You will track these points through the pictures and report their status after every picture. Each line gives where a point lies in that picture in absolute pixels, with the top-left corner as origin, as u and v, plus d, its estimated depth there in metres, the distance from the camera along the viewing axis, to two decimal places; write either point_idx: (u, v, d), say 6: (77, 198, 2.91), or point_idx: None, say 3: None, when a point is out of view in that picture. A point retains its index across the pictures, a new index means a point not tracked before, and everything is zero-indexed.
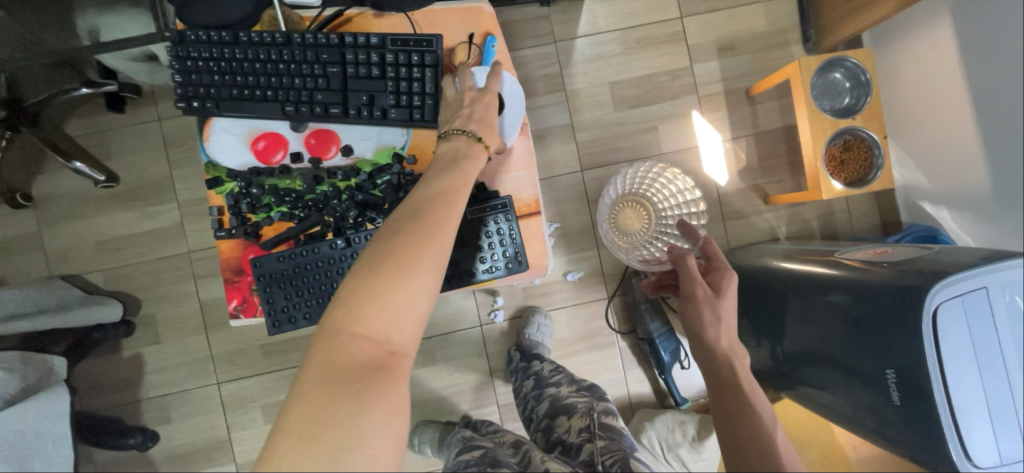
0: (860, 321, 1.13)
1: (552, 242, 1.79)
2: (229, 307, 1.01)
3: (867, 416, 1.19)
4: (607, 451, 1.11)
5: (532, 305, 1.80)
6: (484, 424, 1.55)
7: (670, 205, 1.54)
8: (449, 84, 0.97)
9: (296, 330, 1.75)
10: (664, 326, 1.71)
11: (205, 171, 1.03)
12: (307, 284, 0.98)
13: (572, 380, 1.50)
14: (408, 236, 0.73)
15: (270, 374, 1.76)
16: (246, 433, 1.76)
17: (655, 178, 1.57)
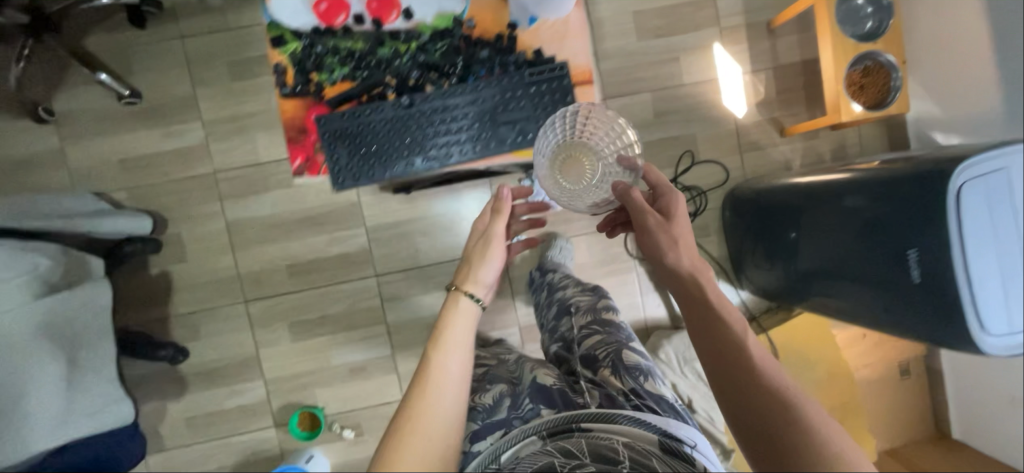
0: (879, 212, 1.25)
1: None
2: (296, 164, 1.73)
3: (884, 312, 1.31)
4: (602, 344, 1.26)
5: (553, 231, 1.84)
6: (496, 345, 1.59)
7: (605, 138, 1.33)
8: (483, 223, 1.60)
9: (324, 251, 1.79)
10: None
11: (271, 31, 1.67)
12: (375, 126, 1.61)
13: (573, 282, 1.57)
14: (410, 406, 0.96)
15: (296, 294, 1.80)
16: (274, 351, 1.80)
17: (586, 115, 1.34)
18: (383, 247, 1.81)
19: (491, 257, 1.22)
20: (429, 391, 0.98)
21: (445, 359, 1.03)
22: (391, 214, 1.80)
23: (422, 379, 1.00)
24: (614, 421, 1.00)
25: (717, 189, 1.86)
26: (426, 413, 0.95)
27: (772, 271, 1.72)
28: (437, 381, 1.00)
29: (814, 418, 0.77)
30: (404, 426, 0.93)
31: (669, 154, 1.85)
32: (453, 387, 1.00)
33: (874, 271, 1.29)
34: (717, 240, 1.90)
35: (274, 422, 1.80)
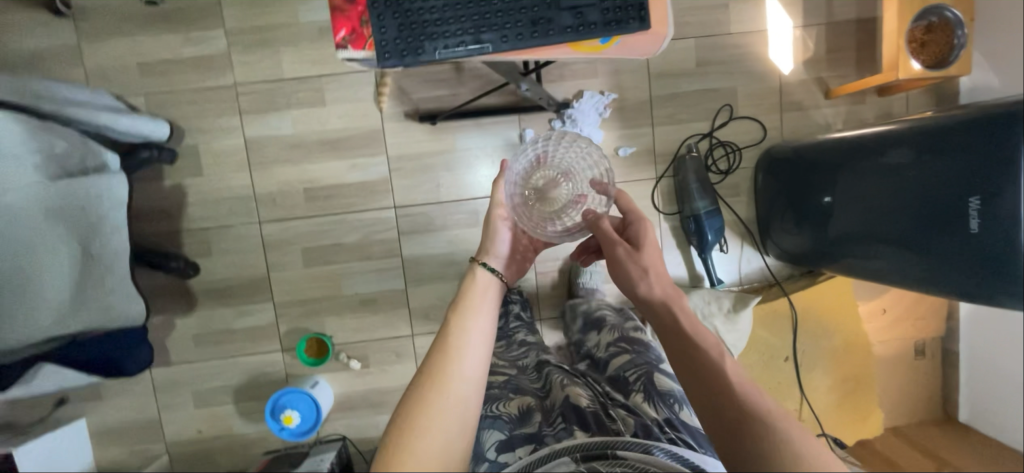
0: (937, 164, 1.28)
1: (607, 114, 1.74)
2: (338, 37, 1.03)
3: (922, 272, 1.35)
4: (632, 365, 1.21)
5: None
6: (516, 336, 1.47)
7: (592, 171, 1.05)
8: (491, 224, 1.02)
9: (343, 177, 1.74)
10: (712, 204, 1.71)
11: None
12: (422, 13, 1.02)
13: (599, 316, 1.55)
14: (430, 370, 0.83)
15: (312, 219, 1.75)
16: (285, 274, 1.77)
17: (571, 144, 1.05)
18: (403, 178, 1.75)
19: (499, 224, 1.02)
20: (452, 357, 0.84)
21: (475, 325, 0.89)
22: (413, 145, 1.74)
23: (445, 341, 0.86)
24: (650, 452, 0.82)
25: (752, 149, 1.79)
26: (448, 382, 0.81)
27: (799, 239, 1.67)
28: (463, 347, 0.85)
29: (804, 452, 0.67)
30: (424, 394, 0.80)
31: (708, 107, 1.77)
32: (480, 356, 0.86)
33: (925, 225, 1.31)
34: (746, 202, 1.83)
35: (282, 346, 1.79)
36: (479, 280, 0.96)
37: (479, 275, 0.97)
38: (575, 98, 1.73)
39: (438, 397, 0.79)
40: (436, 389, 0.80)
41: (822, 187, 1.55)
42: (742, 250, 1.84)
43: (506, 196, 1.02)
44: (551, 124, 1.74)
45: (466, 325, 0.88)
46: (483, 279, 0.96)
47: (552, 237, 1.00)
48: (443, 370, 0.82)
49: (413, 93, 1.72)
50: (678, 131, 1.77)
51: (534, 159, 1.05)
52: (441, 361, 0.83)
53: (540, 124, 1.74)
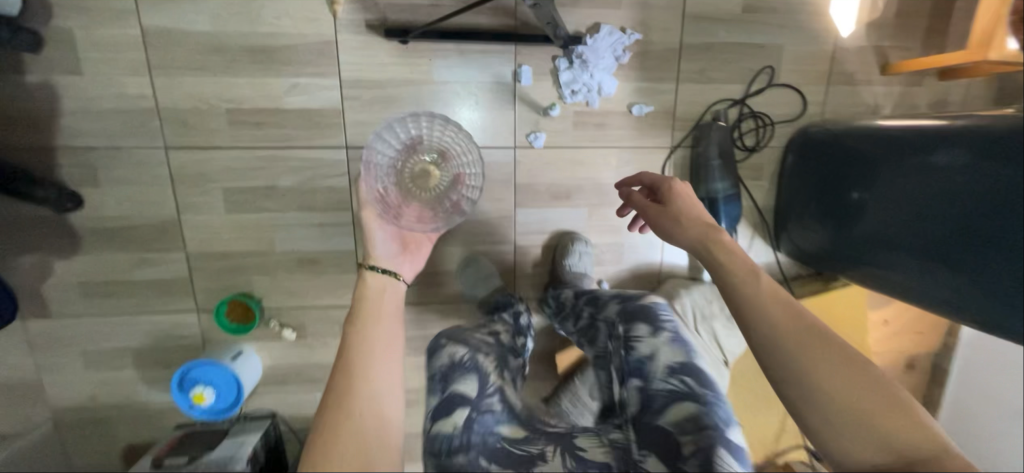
0: (1014, 172, 1.03)
1: (625, 59, 1.38)
2: None
3: (947, 290, 1.16)
4: (688, 430, 0.85)
5: (582, 136, 1.43)
6: (484, 334, 1.12)
7: (458, 153, 1.10)
8: (366, 237, 0.98)
9: (279, 100, 1.33)
10: (732, 188, 1.43)
11: None
12: None
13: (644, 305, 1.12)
14: (337, 394, 0.76)
15: (236, 152, 1.35)
16: (200, 218, 1.40)
17: (432, 128, 1.07)
18: (360, 112, 1.36)
19: (372, 227, 0.98)
20: (361, 375, 0.78)
21: (381, 336, 0.85)
22: (376, 69, 1.34)
23: (352, 360, 0.80)
24: None
25: (786, 125, 1.50)
26: (355, 403, 0.75)
27: (817, 236, 1.45)
28: (371, 362, 0.81)
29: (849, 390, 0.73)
30: (332, 424, 0.73)
31: (747, 66, 1.44)
32: (389, 370, 0.81)
33: (974, 244, 1.10)
34: (766, 190, 1.56)
35: (197, 306, 1.45)
36: (372, 283, 0.94)
37: (371, 281, 0.94)
38: (589, 33, 1.35)
39: (346, 421, 0.73)
40: (347, 411, 0.74)
41: (855, 181, 1.33)
42: (753, 242, 1.59)
43: (376, 197, 1.00)
44: (554, 63, 1.37)
45: (372, 338, 0.84)
46: (378, 281, 0.94)
47: (435, 225, 1.05)
48: (356, 393, 0.76)
49: None
50: (707, 92, 1.45)
51: (393, 150, 1.05)
52: (349, 383, 0.77)
53: (541, 61, 1.37)
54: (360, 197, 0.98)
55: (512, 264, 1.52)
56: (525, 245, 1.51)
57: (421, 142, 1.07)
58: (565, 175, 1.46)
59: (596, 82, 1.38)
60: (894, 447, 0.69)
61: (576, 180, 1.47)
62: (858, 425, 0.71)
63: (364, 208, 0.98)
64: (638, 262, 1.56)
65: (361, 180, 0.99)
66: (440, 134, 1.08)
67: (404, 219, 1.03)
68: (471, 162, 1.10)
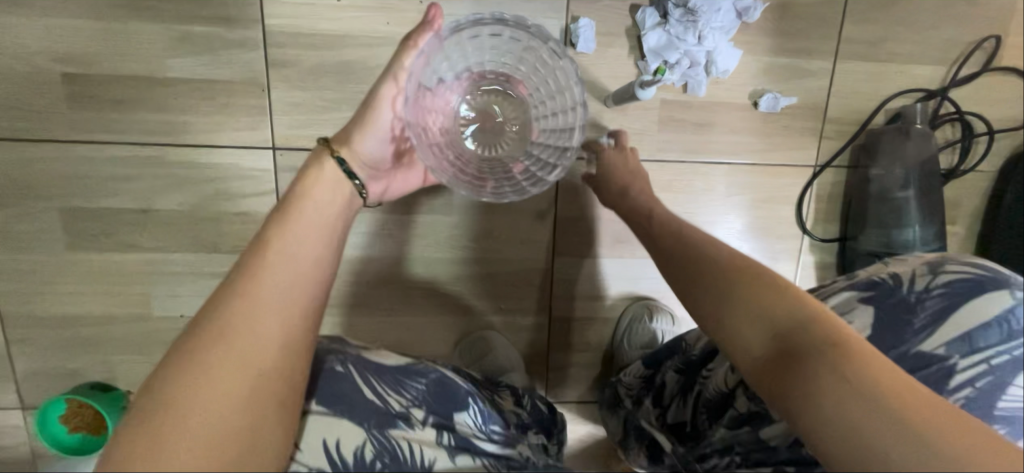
0: None
1: (757, 12, 0.80)
2: None
3: None
4: None
5: (671, 142, 0.86)
6: (415, 377, 0.53)
7: (550, 126, 0.65)
8: (365, 110, 0.60)
9: (156, 62, 0.76)
10: (932, 239, 0.86)
11: None
12: None
13: (965, 321, 0.54)
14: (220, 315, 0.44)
15: (82, 150, 0.79)
16: (22, 261, 0.82)
17: (540, 57, 0.63)
18: (297, 89, 0.79)
19: (383, 115, 0.59)
20: (264, 280, 0.47)
21: (306, 226, 0.52)
22: (327, 15, 0.77)
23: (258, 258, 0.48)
24: None
25: (1006, 136, 0.91)
26: (264, 304, 0.45)
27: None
28: (281, 261, 0.48)
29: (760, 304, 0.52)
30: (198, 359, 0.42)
31: (952, 35, 0.86)
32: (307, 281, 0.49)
33: None
34: (963, 241, 0.95)
35: (23, 403, 0.88)
36: (324, 171, 0.56)
37: (313, 180, 0.56)
38: None
39: (227, 353, 0.42)
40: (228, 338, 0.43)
41: None
42: None
43: (417, 87, 0.59)
44: (635, 16, 0.80)
45: (293, 233, 0.51)
46: (325, 183, 0.56)
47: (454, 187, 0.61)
48: (249, 312, 0.45)
49: None
50: (882, 77, 0.87)
51: (474, 68, 0.65)
52: (244, 291, 0.46)
53: (611, 10, 0.79)
54: (396, 64, 0.59)
55: (545, 346, 0.94)
56: (566, 318, 0.93)
57: (516, 65, 0.64)
58: None
59: (705, 52, 0.80)
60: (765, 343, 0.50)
61: None
62: (748, 311, 0.52)
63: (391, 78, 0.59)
64: None
65: (422, 41, 0.59)
66: (549, 64, 0.63)
67: (424, 145, 0.60)
68: (563, 128, 0.64)
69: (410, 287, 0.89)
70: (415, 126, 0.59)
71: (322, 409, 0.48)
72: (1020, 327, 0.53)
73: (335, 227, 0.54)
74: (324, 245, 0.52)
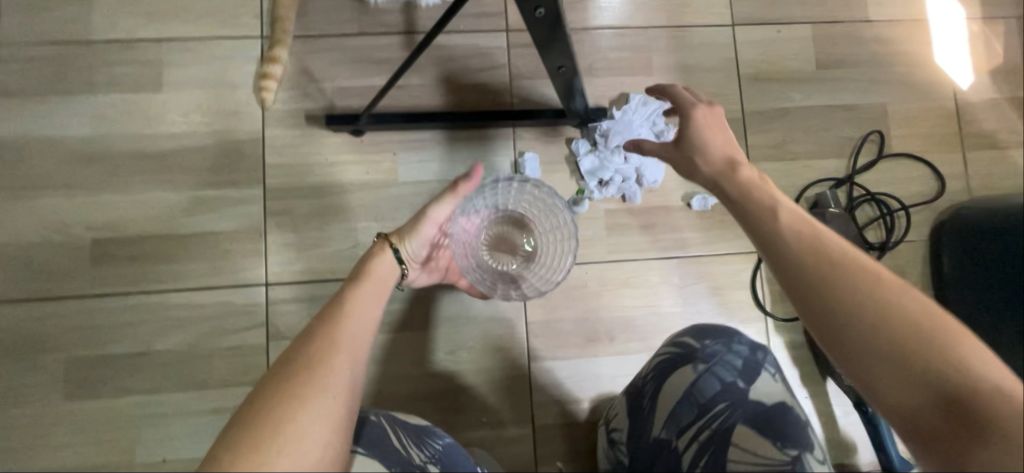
0: None
1: (670, 134, 0.97)
2: None
3: None
4: None
5: (621, 243, 0.96)
6: (434, 436, 0.57)
7: (551, 250, 0.78)
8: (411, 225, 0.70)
9: (172, 222, 0.90)
10: None
11: None
12: None
13: (670, 400, 0.60)
14: (303, 356, 0.53)
15: (94, 303, 0.88)
16: (18, 416, 0.86)
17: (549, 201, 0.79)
18: (290, 231, 0.92)
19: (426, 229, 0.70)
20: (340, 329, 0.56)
21: (370, 290, 0.63)
22: (318, 171, 0.93)
23: (334, 311, 0.58)
24: None
25: (922, 209, 1.02)
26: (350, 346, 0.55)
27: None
28: (353, 314, 0.58)
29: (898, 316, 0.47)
30: (287, 392, 0.49)
31: (842, 134, 1.02)
32: (370, 334, 0.58)
33: None
34: None
35: None
36: (386, 257, 0.68)
37: (375, 262, 0.67)
38: (614, 105, 0.98)
39: (325, 386, 0.51)
40: (314, 373, 0.51)
41: None
42: None
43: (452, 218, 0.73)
44: (570, 146, 0.96)
45: (361, 295, 0.61)
46: (383, 267, 0.67)
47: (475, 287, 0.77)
48: (329, 352, 0.53)
49: (325, 79, 0.94)
50: (793, 173, 1.00)
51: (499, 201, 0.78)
52: (323, 336, 0.55)
53: (551, 144, 0.96)
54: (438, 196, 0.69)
55: (533, 458, 0.91)
56: (551, 424, 0.92)
57: (532, 202, 0.78)
58: (603, 303, 0.95)
59: (633, 168, 0.96)
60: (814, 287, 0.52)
61: (622, 310, 0.95)
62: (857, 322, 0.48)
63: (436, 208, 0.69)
64: None
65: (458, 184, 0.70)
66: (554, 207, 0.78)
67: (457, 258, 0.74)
68: (562, 253, 0.77)
69: (391, 407, 0.90)
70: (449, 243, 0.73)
71: (362, 451, 0.52)
72: (707, 399, 0.58)
73: (387, 297, 0.64)
74: (382, 307, 0.63)
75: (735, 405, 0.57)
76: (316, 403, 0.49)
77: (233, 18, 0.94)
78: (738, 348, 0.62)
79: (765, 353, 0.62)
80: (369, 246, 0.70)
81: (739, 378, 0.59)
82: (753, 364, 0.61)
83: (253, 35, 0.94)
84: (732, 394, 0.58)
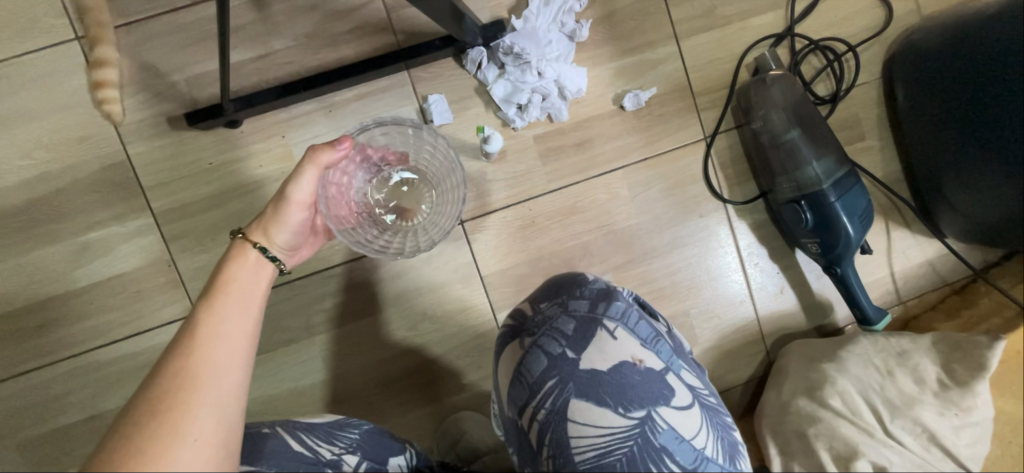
0: None
1: (584, 30, 0.85)
2: None
3: None
4: None
5: (559, 167, 0.88)
6: (348, 427, 0.55)
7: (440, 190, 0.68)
8: (270, 214, 0.58)
9: (68, 278, 0.81)
10: (838, 165, 0.86)
11: None
12: None
13: (509, 381, 0.59)
14: (156, 400, 0.45)
15: (20, 382, 0.82)
16: None
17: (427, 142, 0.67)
18: (198, 252, 0.82)
19: (286, 215, 0.58)
20: (198, 362, 0.47)
21: (234, 302, 0.52)
22: (204, 179, 0.82)
23: (187, 336, 0.49)
24: None
25: (871, 45, 0.93)
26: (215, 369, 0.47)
27: (1003, 201, 0.79)
28: (213, 339, 0.49)
29: None
30: (139, 447, 0.42)
31: None
32: (241, 358, 0.49)
33: None
34: (881, 151, 0.95)
35: None
36: (245, 261, 0.56)
37: (234, 267, 0.55)
38: (514, 13, 0.85)
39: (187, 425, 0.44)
40: (165, 418, 0.43)
41: None
42: (889, 239, 0.95)
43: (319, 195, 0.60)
44: (476, 76, 0.84)
45: (221, 310, 0.51)
46: (243, 272, 0.55)
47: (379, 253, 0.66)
48: (185, 391, 0.45)
49: (171, 70, 0.79)
50: (728, 39, 0.90)
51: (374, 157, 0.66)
52: (180, 369, 0.47)
53: (455, 79, 0.84)
54: (291, 177, 0.57)
55: None
56: None
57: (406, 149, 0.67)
58: (555, 237, 0.89)
59: (551, 82, 0.85)
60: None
61: (576, 238, 0.89)
62: None
63: (294, 193, 0.58)
64: (723, 332, 0.92)
65: (314, 160, 0.57)
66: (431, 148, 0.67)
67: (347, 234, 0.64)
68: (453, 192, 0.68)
69: (368, 397, 0.87)
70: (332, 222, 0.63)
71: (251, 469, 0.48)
72: (536, 376, 0.57)
73: (261, 301, 0.55)
74: (255, 319, 0.53)
75: (566, 378, 0.56)
76: (176, 457, 0.42)
77: (36, 25, 0.77)
78: (573, 307, 0.60)
79: (606, 304, 0.60)
80: (227, 249, 0.57)
81: (568, 347, 0.57)
82: (587, 322, 0.59)
83: (68, 41, 0.78)
84: (560, 366, 0.57)
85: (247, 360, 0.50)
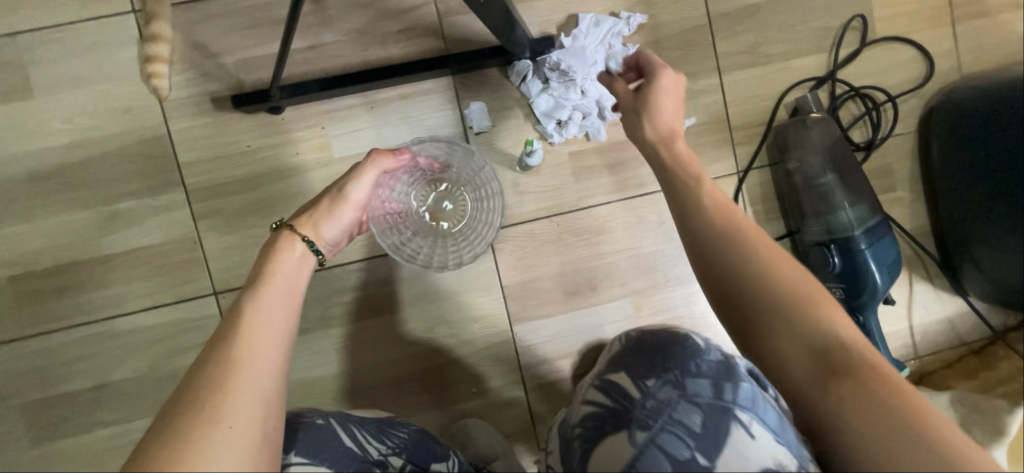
0: None
1: (629, 53, 0.86)
2: None
3: None
4: None
5: (591, 185, 0.88)
6: (396, 426, 0.56)
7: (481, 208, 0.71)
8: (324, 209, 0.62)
9: (93, 244, 0.81)
10: (871, 214, 0.86)
11: None
12: None
13: None
14: (201, 383, 0.45)
15: (33, 343, 0.81)
16: None
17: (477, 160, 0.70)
18: (225, 233, 0.82)
19: (339, 213, 0.63)
20: (240, 347, 0.48)
21: (277, 291, 0.53)
22: (240, 162, 0.82)
23: (231, 323, 0.50)
24: None
25: (910, 97, 0.93)
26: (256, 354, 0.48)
27: None
28: (255, 324, 0.49)
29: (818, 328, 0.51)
30: (184, 426, 0.42)
31: (820, 25, 0.91)
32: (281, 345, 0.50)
33: None
34: (911, 204, 0.95)
35: None
36: (290, 251, 0.58)
37: (278, 258, 0.57)
38: (563, 31, 0.86)
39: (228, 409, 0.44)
40: (208, 401, 0.44)
41: None
42: (912, 292, 0.94)
43: (374, 195, 0.66)
44: (520, 88, 0.85)
45: (265, 298, 0.52)
46: (284, 262, 0.57)
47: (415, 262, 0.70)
48: (229, 371, 0.46)
49: (222, 52, 0.80)
50: (770, 78, 0.90)
51: (423, 170, 0.70)
52: (223, 354, 0.47)
53: (498, 88, 0.85)
54: (350, 176, 0.63)
55: (528, 420, 0.88)
56: (541, 384, 0.89)
57: (456, 166, 0.71)
58: (579, 254, 0.89)
59: (593, 101, 0.85)
60: (849, 362, 0.48)
61: (601, 258, 0.89)
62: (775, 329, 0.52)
63: (349, 190, 0.63)
64: None
65: (374, 163, 0.64)
66: (477, 167, 0.70)
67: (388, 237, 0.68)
68: (493, 213, 0.70)
69: (376, 395, 0.86)
70: (380, 226, 0.68)
71: (303, 460, 0.47)
72: None
73: (301, 291, 0.56)
74: (294, 308, 0.54)
75: None
76: (216, 439, 0.42)
77: None
78: (694, 392, 0.49)
79: (733, 387, 0.49)
80: (273, 240, 0.60)
81: (698, 449, 0.47)
82: (716, 412, 0.48)
83: (124, 13, 0.79)
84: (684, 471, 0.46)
85: (286, 348, 0.50)
